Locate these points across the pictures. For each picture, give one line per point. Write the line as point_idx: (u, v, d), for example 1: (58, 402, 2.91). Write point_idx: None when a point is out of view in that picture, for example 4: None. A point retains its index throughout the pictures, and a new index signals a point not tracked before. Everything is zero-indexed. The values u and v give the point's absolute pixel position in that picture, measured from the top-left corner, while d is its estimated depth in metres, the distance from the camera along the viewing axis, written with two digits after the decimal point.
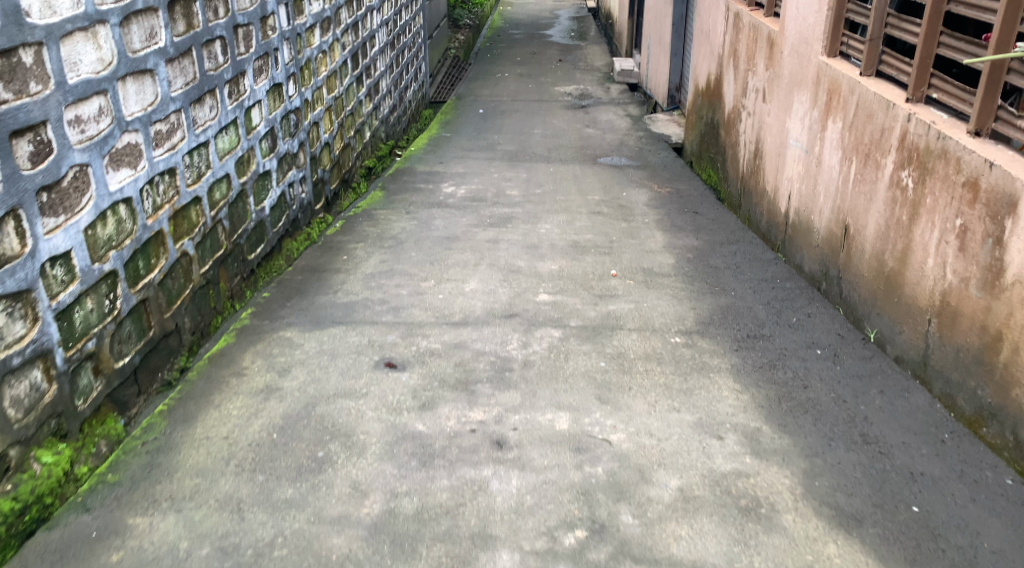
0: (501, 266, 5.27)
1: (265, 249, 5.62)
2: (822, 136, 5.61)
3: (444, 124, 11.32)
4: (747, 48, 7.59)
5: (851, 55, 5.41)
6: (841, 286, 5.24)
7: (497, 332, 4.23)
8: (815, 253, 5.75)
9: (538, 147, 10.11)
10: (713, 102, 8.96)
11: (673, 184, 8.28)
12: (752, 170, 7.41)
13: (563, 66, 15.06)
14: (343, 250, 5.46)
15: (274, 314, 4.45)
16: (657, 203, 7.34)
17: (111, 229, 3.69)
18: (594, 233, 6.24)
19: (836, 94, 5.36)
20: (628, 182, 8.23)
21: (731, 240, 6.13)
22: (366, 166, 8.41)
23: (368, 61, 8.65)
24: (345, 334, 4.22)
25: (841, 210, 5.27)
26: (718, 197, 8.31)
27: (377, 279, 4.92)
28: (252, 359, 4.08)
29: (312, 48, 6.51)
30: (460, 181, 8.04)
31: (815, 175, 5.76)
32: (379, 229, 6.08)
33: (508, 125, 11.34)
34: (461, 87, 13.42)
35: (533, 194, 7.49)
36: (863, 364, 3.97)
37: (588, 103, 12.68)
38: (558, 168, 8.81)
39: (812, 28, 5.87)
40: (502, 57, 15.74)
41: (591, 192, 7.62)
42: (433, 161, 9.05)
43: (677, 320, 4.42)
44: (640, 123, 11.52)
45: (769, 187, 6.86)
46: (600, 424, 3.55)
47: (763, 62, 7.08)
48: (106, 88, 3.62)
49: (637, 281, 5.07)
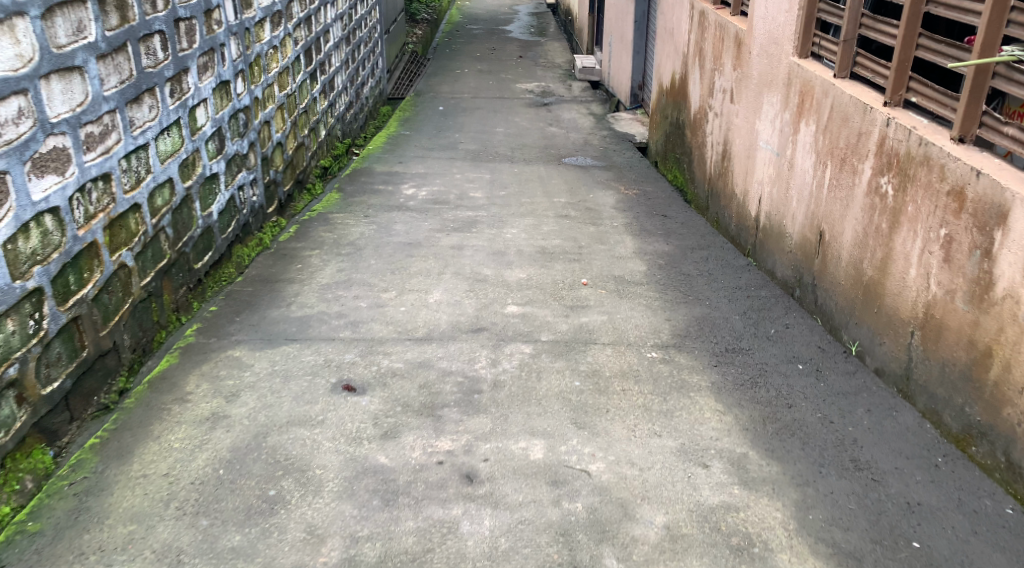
0: (466, 275, 5.03)
1: (214, 256, 5.34)
2: (794, 138, 5.44)
3: (404, 123, 11.05)
4: (713, 48, 7.42)
5: (822, 55, 5.24)
6: (816, 294, 5.07)
7: (464, 349, 4.00)
8: (788, 259, 5.58)
9: (500, 146, 9.88)
10: (678, 101, 8.79)
11: (640, 185, 8.10)
12: (720, 171, 7.25)
13: (524, 63, 14.84)
14: (298, 258, 5.19)
15: (224, 331, 4.18)
16: (625, 206, 7.15)
17: (35, 242, 3.42)
18: (562, 238, 6.04)
19: (809, 95, 5.19)
20: (594, 184, 8.03)
21: (702, 245, 5.96)
22: (322, 166, 8.12)
23: (322, 58, 8.35)
24: (300, 353, 3.97)
25: (815, 216, 5.10)
26: (685, 198, 8.15)
27: (334, 290, 4.66)
28: (196, 384, 3.81)
29: (262, 43, 6.23)
30: (421, 182, 7.79)
31: (788, 179, 5.59)
32: (336, 234, 5.80)
33: (470, 123, 11.11)
34: (421, 85, 13.15)
35: (497, 196, 7.26)
36: (845, 382, 3.80)
37: (550, 100, 12.47)
38: (522, 169, 8.59)
39: (783, 27, 5.70)
40: (461, 53, 15.46)
41: (557, 195, 7.41)
42: (393, 161, 8.79)
43: (652, 333, 4.23)
44: (604, 122, 11.35)
45: (739, 190, 6.69)
46: (577, 453, 3.34)
47: (731, 62, 6.90)
48: (26, 87, 3.35)
49: (608, 290, 4.87)
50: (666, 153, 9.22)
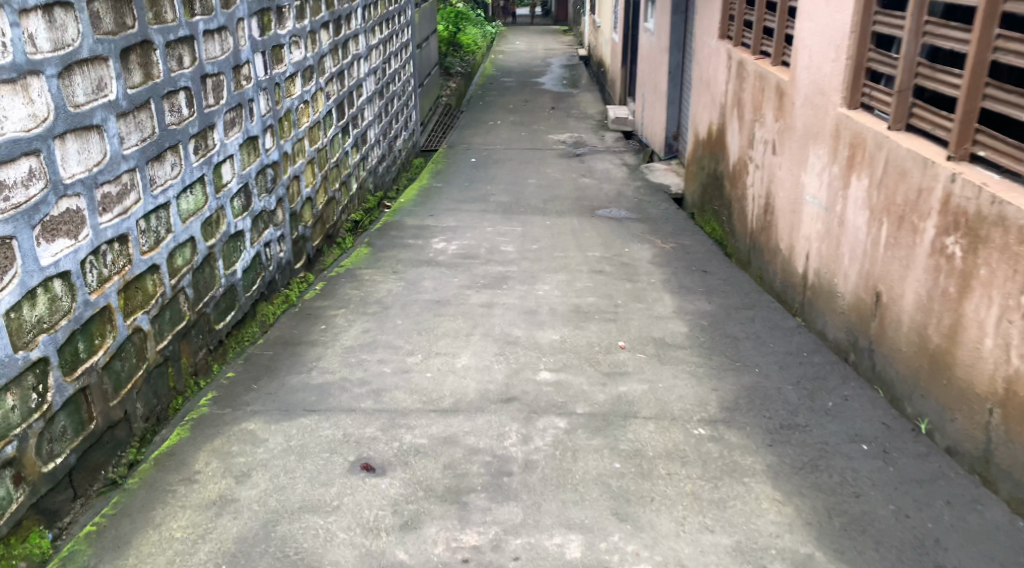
0: (496, 336, 4.72)
1: (237, 316, 5.07)
2: (845, 193, 5.09)
3: (435, 174, 10.85)
4: (753, 97, 7.13)
5: (874, 105, 4.90)
6: (873, 360, 4.73)
7: (493, 422, 3.67)
8: (841, 321, 5.22)
9: (533, 198, 9.62)
10: (716, 151, 8.49)
11: (678, 239, 7.79)
12: (762, 225, 6.91)
13: (556, 112, 14.66)
14: (320, 317, 4.91)
15: (239, 400, 3.89)
16: (664, 261, 6.83)
17: (43, 308, 3.15)
18: (597, 295, 5.72)
19: (860, 148, 4.87)
20: (630, 237, 7.73)
21: (748, 305, 5.62)
22: (351, 220, 7.89)
23: (354, 110, 8.16)
24: (318, 427, 3.66)
25: (869, 276, 4.76)
26: (725, 252, 7.82)
27: (356, 353, 4.37)
28: (205, 461, 3.53)
29: (292, 98, 6.02)
30: (451, 235, 7.52)
31: (837, 236, 5.26)
32: (363, 291, 5.50)
33: (501, 174, 10.88)
34: (453, 135, 12.98)
35: (529, 251, 6.98)
36: (919, 466, 3.42)
37: (583, 150, 12.23)
38: (555, 221, 8.31)
39: (828, 76, 5.39)
40: (493, 104, 15.32)
41: (592, 249, 7.11)
42: (423, 213, 8.55)
43: (698, 405, 3.88)
44: (638, 172, 11.08)
45: (783, 245, 6.36)
46: (619, 552, 2.99)
47: (772, 112, 6.59)
48: (38, 148, 3.11)
49: (649, 354, 4.54)
50: (704, 204, 8.90)
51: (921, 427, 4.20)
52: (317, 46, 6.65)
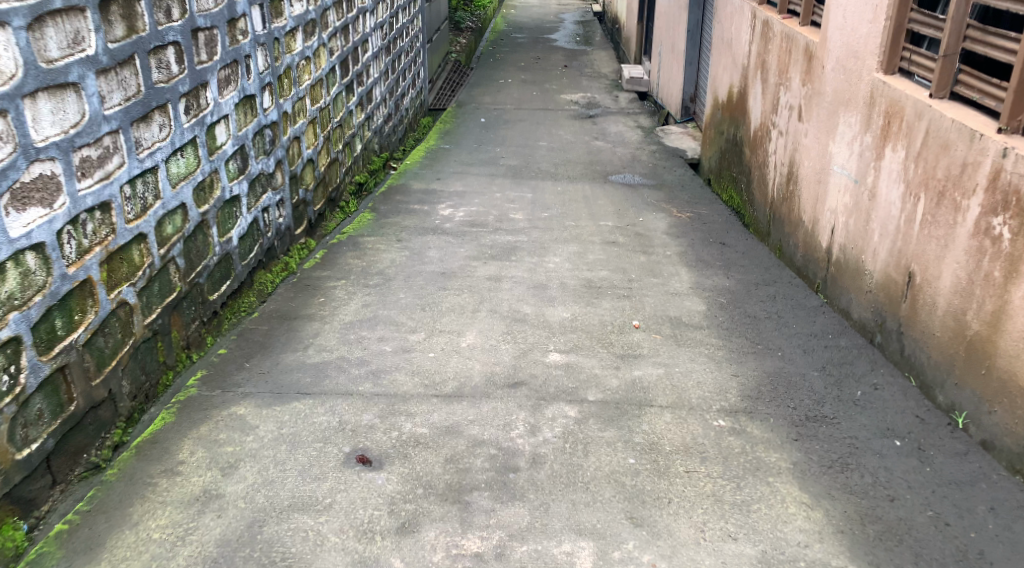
0: (503, 313, 4.49)
1: (232, 285, 4.83)
2: (877, 164, 4.83)
3: (444, 135, 10.56)
4: (778, 61, 6.82)
5: (912, 71, 4.64)
6: (902, 343, 4.51)
7: (499, 409, 3.45)
8: (867, 299, 4.99)
9: (544, 162, 9.33)
10: (735, 117, 8.20)
11: (694, 208, 7.51)
12: (784, 196, 6.65)
13: (570, 72, 14.29)
14: (320, 289, 4.68)
15: (230, 381, 3.68)
16: (680, 232, 6.57)
17: (13, 284, 2.92)
18: (610, 268, 5.47)
19: (896, 117, 4.59)
20: (644, 206, 7.46)
21: (768, 281, 5.37)
22: (356, 182, 7.63)
23: (359, 68, 7.86)
24: (312, 413, 3.44)
25: (901, 255, 4.52)
26: (743, 222, 7.56)
27: (355, 329, 4.14)
28: (189, 451, 3.32)
29: (293, 55, 5.74)
30: (458, 201, 7.26)
31: (866, 210, 5.01)
32: (365, 261, 5.27)
33: (512, 136, 10.58)
34: (463, 95, 12.65)
35: (539, 219, 6.72)
36: (956, 466, 3.19)
37: (596, 112, 11.90)
38: (566, 187, 8.04)
39: (862, 40, 5.11)
40: (505, 63, 14.96)
41: (605, 218, 6.85)
42: (430, 177, 8.29)
43: (718, 393, 3.65)
44: (653, 136, 10.76)
45: (805, 217, 6.11)
46: (633, 562, 2.78)
47: (799, 76, 6.29)
48: (5, 107, 2.87)
49: (664, 335, 4.31)
50: (721, 170, 8.60)
51: (958, 421, 4.00)
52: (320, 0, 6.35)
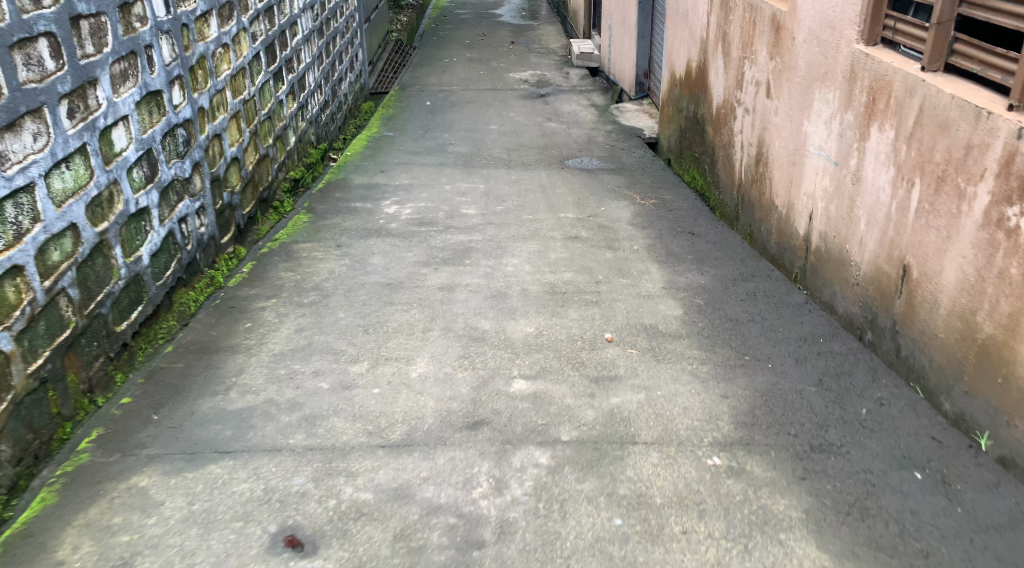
0: (458, 331, 3.98)
1: (147, 310, 4.35)
2: (861, 145, 4.37)
3: (388, 122, 9.96)
4: (742, 33, 6.33)
5: (897, 41, 4.17)
6: (897, 344, 4.05)
7: (457, 461, 3.01)
8: (854, 293, 4.54)
9: (495, 147, 8.81)
10: (696, 94, 7.71)
11: (657, 193, 7.05)
12: (753, 178, 6.19)
13: (517, 49, 13.74)
14: (248, 315, 4.14)
15: (132, 443, 3.15)
16: (646, 221, 6.09)
17: None
18: (574, 268, 4.98)
19: (882, 93, 4.12)
20: (605, 192, 6.98)
21: (746, 276, 4.87)
22: (291, 179, 7.19)
23: (288, 54, 7.34)
24: (232, 480, 2.95)
25: (893, 246, 4.06)
26: (709, 205, 7.12)
27: (287, 363, 3.61)
28: (73, 545, 2.78)
29: (205, 44, 5.31)
30: (404, 196, 6.73)
31: (849, 196, 4.54)
32: (299, 275, 4.75)
33: (460, 120, 10.02)
34: (406, 77, 12.05)
35: (493, 213, 6.20)
36: (992, 505, 2.84)
37: (547, 91, 11.38)
38: (521, 175, 7.53)
39: (837, 8, 4.62)
40: (449, 41, 14.34)
41: (564, 209, 6.36)
42: (373, 169, 7.74)
43: (707, 421, 3.19)
44: (607, 114, 10.27)
45: (779, 201, 5.64)
46: None
47: (766, 50, 5.81)
48: None
49: (640, 348, 3.80)
50: (682, 151, 8.15)
51: (981, 443, 3.51)
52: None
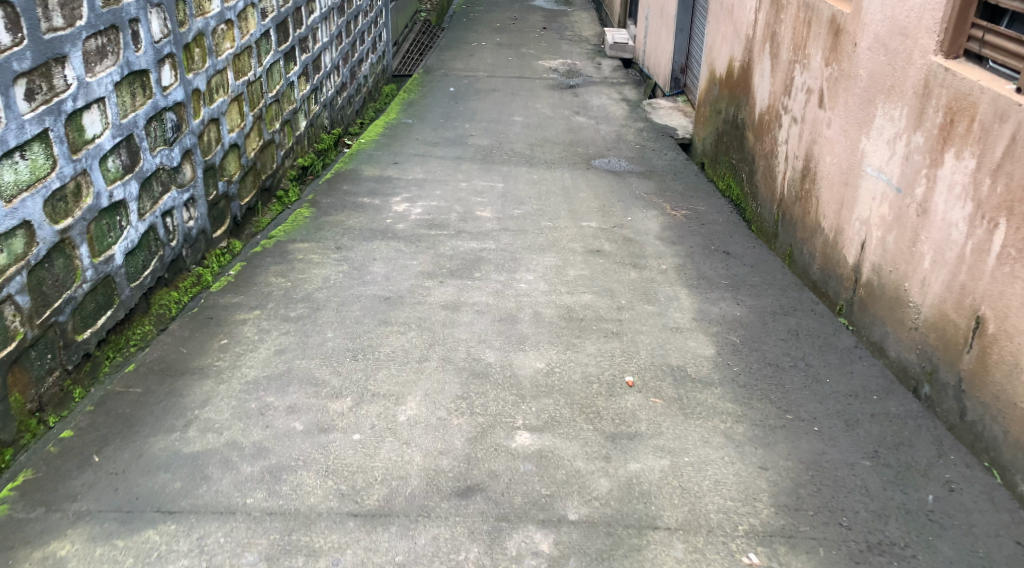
0: (458, 361, 3.52)
1: (116, 315, 3.82)
2: (931, 173, 3.89)
3: (408, 107, 9.48)
4: (793, 34, 5.79)
5: (985, 55, 3.72)
6: (961, 406, 3.63)
7: (442, 542, 2.69)
8: (909, 338, 4.04)
9: (519, 141, 8.33)
10: (736, 95, 7.18)
11: (689, 202, 6.55)
12: (796, 194, 5.67)
13: (548, 35, 13.21)
14: (225, 329, 3.70)
15: (63, 495, 2.88)
16: (677, 236, 5.59)
17: None
18: (594, 290, 4.50)
19: (964, 115, 3.66)
20: (633, 199, 6.48)
21: (787, 309, 4.37)
22: (299, 166, 6.83)
23: (303, 32, 6.88)
24: (170, 554, 2.67)
25: (965, 292, 3.62)
26: (744, 217, 6.63)
27: (259, 396, 3.26)
28: None
29: (205, 19, 4.86)
30: (417, 193, 6.30)
31: (911, 228, 4.05)
32: (291, 281, 4.32)
33: (484, 109, 9.53)
34: (431, 60, 11.55)
35: (509, 218, 5.81)
36: None
37: (576, 81, 10.85)
38: (543, 176, 7.06)
39: (912, 13, 4.10)
40: (479, 23, 13.81)
41: (587, 219, 5.89)
42: (386, 160, 7.30)
43: (744, 502, 2.83)
44: (639, 110, 9.75)
45: (826, 223, 5.13)
46: None
47: (821, 55, 5.27)
48: None
49: (665, 397, 3.33)
50: (717, 155, 7.64)
51: None
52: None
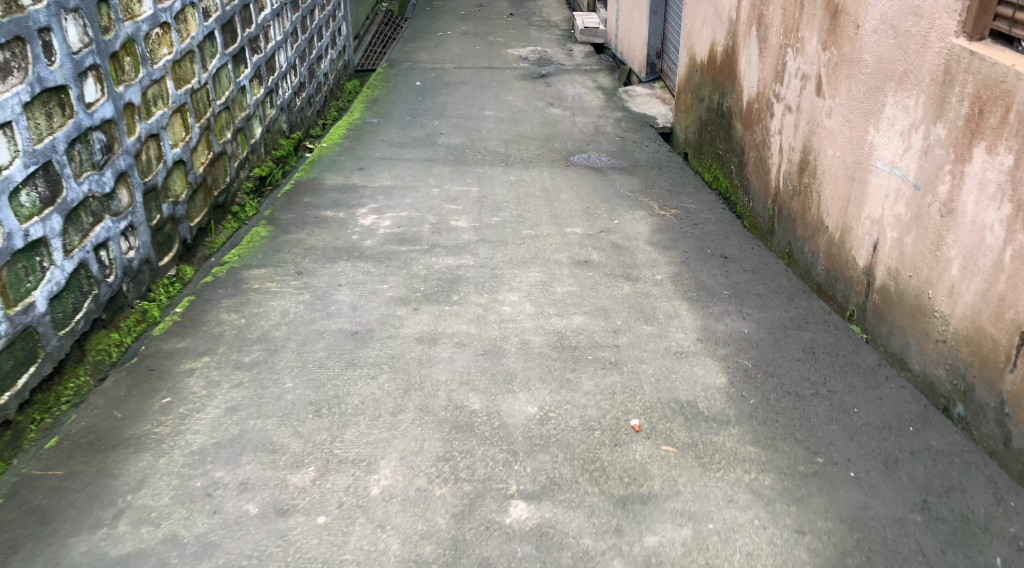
0: (437, 412, 3.16)
1: (41, 370, 3.47)
2: (958, 169, 3.52)
3: (374, 106, 9.00)
4: (783, 16, 5.36)
5: (1015, 36, 3.37)
6: (1005, 431, 3.29)
7: None
8: (932, 353, 3.65)
9: (492, 138, 7.88)
10: (719, 82, 6.77)
11: (677, 199, 6.13)
12: (793, 190, 5.27)
13: (517, 21, 12.73)
14: (167, 383, 3.31)
15: None
16: (669, 241, 5.18)
17: None
18: (586, 308, 4.07)
19: (997, 104, 3.32)
20: (617, 199, 6.06)
21: (799, 323, 3.96)
22: (256, 177, 6.36)
23: (253, 31, 6.37)
24: None
25: (1005, 304, 3.28)
26: (734, 212, 6.23)
27: (206, 471, 2.92)
28: None
29: (136, 25, 4.45)
30: (385, 203, 5.86)
31: (934, 230, 3.66)
32: (247, 319, 3.87)
33: (453, 104, 9.05)
34: (396, 53, 11.05)
35: (485, 228, 5.39)
36: None
37: (548, 70, 10.39)
38: (520, 177, 6.62)
39: None
40: (445, 12, 13.31)
41: (571, 225, 5.47)
42: (351, 166, 6.84)
43: None
44: (615, 98, 9.31)
45: (830, 221, 4.73)
46: None
47: (817, 39, 4.86)
48: None
49: (678, 444, 3.02)
50: (701, 145, 7.23)
51: None
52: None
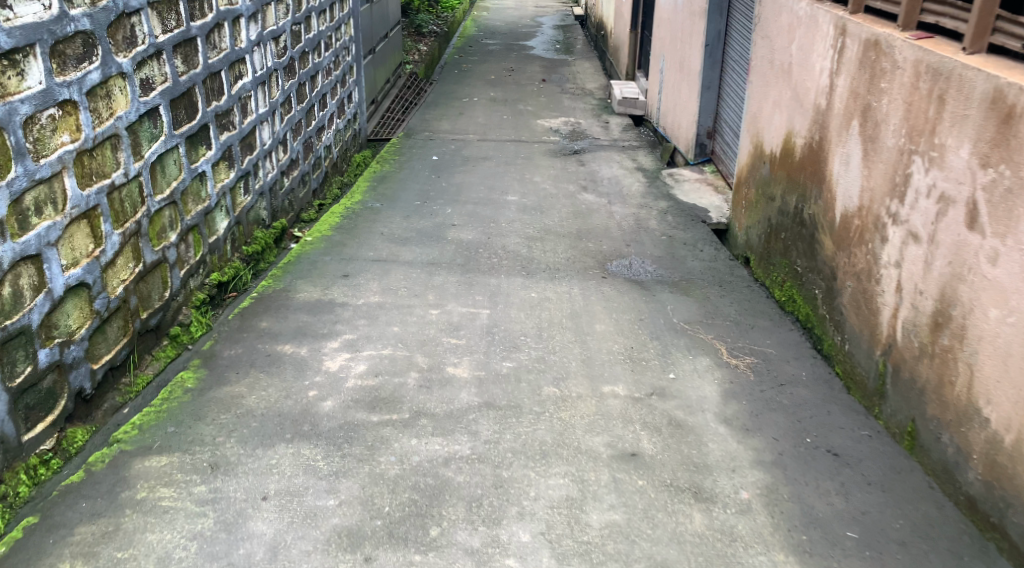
0: None
1: None
2: None
3: (377, 184, 7.64)
4: (907, 111, 3.85)
5: None
6: None
7: None
8: None
9: (512, 233, 6.47)
10: (798, 179, 5.27)
11: (749, 337, 4.66)
12: (919, 350, 3.71)
13: (548, 88, 11.45)
14: None
15: None
16: (748, 416, 3.70)
17: None
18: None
19: None
20: (672, 334, 4.60)
21: None
22: (214, 283, 4.95)
23: (224, 104, 5.03)
24: None
25: None
26: (820, 348, 4.61)
27: None
28: None
29: (16, 107, 3.28)
30: (366, 333, 4.47)
31: None
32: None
33: (471, 185, 7.66)
34: (414, 120, 9.74)
35: (492, 380, 3.96)
36: None
37: (581, 146, 9.01)
38: (544, 293, 5.17)
39: None
40: (471, 75, 12.07)
41: (610, 379, 4.00)
42: (333, 271, 5.45)
43: None
44: (659, 183, 7.88)
45: (990, 410, 3.25)
46: None
47: (970, 150, 3.43)
48: None
49: None
50: (769, 255, 5.72)
51: None
52: (105, 3, 3.75)
